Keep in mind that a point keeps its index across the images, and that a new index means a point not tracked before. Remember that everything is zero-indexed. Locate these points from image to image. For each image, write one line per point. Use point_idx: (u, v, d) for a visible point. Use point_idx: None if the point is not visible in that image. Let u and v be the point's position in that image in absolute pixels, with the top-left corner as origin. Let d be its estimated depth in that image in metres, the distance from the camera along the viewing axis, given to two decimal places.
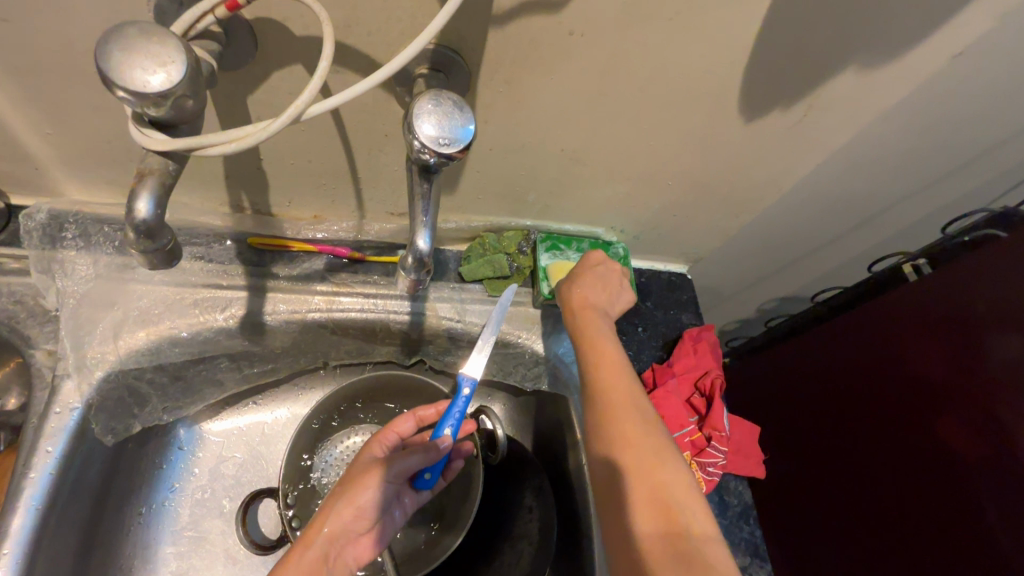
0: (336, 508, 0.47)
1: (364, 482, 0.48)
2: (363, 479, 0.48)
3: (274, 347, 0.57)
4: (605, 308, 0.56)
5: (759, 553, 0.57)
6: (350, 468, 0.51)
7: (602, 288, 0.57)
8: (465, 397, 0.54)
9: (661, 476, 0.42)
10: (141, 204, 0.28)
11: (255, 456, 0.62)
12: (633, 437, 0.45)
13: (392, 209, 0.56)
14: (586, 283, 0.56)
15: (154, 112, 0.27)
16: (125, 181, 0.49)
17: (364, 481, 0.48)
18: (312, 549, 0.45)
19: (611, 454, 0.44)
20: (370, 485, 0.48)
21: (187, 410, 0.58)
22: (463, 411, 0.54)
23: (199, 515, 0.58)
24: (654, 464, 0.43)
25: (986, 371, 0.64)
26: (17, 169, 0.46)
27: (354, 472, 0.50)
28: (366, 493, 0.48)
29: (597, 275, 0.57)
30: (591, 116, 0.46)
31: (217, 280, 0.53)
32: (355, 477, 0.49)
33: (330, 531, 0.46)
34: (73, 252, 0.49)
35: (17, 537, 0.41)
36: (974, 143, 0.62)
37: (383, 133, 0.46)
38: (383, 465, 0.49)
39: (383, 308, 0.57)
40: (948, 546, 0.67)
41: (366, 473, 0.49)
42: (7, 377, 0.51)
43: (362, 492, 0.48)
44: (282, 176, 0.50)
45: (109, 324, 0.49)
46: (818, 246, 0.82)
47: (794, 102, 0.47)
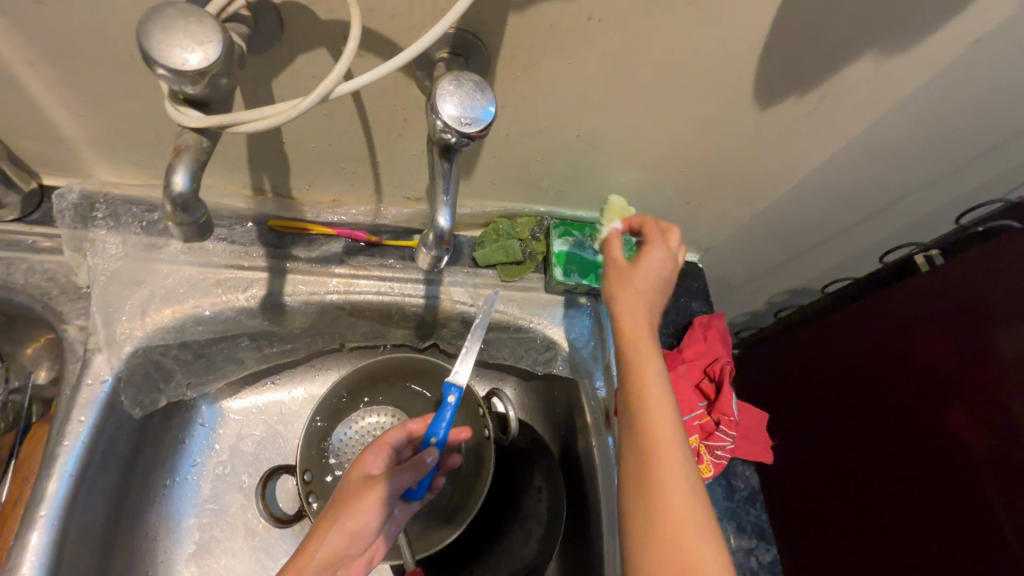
0: (332, 535, 0.45)
1: (363, 505, 0.46)
2: (360, 501, 0.46)
3: (293, 327, 0.59)
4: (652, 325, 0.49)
5: (765, 536, 0.58)
6: (344, 487, 0.49)
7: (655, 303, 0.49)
8: (450, 406, 0.55)
9: (690, 541, 0.37)
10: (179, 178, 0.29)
11: (273, 434, 0.64)
12: (677, 500, 0.39)
13: (409, 194, 0.57)
14: (641, 281, 0.48)
15: (190, 90, 0.29)
16: (152, 163, 0.50)
17: (362, 505, 0.46)
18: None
19: (648, 514, 0.39)
20: (370, 507, 0.46)
21: (209, 387, 0.60)
22: (450, 419, 0.56)
23: (220, 489, 0.60)
24: (676, 516, 0.38)
25: (996, 361, 0.64)
26: (50, 150, 0.48)
27: (349, 492, 0.48)
28: (365, 516, 0.46)
29: (650, 271, 0.49)
30: (607, 102, 0.47)
31: (239, 261, 0.54)
32: (351, 500, 0.47)
33: (325, 558, 0.44)
34: (103, 232, 0.51)
35: (52, 501, 0.43)
36: (992, 133, 0.62)
37: (402, 118, 0.47)
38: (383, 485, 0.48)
39: (398, 291, 0.58)
40: (953, 535, 0.68)
41: (363, 495, 0.47)
42: (39, 351, 0.53)
43: (361, 515, 0.46)
44: (303, 160, 0.51)
45: (137, 302, 0.51)
46: (831, 236, 0.82)
47: (809, 88, 0.48)
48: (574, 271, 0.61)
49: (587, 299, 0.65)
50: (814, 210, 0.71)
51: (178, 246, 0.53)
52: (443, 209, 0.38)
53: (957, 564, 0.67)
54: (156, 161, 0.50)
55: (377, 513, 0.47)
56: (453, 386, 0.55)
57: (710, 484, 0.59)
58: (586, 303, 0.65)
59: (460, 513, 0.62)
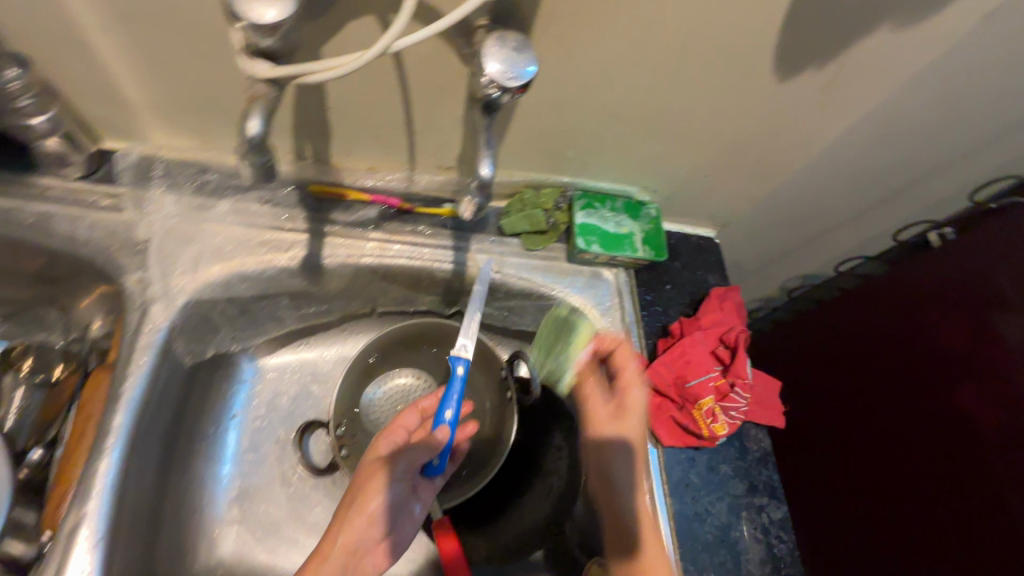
0: (345, 524, 0.51)
1: (367, 491, 0.52)
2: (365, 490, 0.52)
3: (330, 289, 0.62)
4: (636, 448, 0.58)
5: (777, 494, 0.61)
6: (359, 471, 0.55)
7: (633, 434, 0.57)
8: (460, 377, 0.59)
9: None
10: (253, 122, 0.33)
11: (308, 392, 0.67)
12: None
13: (440, 162, 0.60)
14: (625, 418, 0.56)
15: (265, 42, 0.32)
16: (205, 128, 0.54)
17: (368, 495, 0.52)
18: (329, 563, 0.49)
19: None
20: (374, 492, 0.52)
21: (252, 342, 0.64)
22: (461, 393, 0.59)
23: (258, 441, 0.64)
24: None
25: (1004, 336, 0.66)
26: (112, 114, 0.51)
27: (362, 476, 0.54)
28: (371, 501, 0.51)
29: (632, 405, 0.57)
30: (634, 72, 0.49)
31: (281, 224, 0.58)
32: (363, 485, 0.53)
33: (344, 542, 0.50)
34: (160, 191, 0.55)
35: (119, 432, 0.47)
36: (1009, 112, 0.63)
37: (440, 86, 0.49)
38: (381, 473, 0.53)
39: (428, 257, 0.62)
40: (958, 505, 0.70)
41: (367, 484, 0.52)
42: (95, 303, 0.57)
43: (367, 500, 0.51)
44: (343, 127, 0.54)
45: (190, 258, 0.54)
46: (846, 218, 0.83)
47: (827, 60, 0.50)
48: (592, 242, 0.64)
49: (608, 270, 0.68)
50: (830, 187, 0.73)
51: (225, 207, 0.56)
52: (486, 160, 0.40)
53: (961, 534, 0.69)
54: (208, 126, 0.53)
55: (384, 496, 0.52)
56: (459, 359, 0.60)
57: (724, 444, 0.62)
58: (607, 273, 0.68)
59: (484, 469, 0.65)
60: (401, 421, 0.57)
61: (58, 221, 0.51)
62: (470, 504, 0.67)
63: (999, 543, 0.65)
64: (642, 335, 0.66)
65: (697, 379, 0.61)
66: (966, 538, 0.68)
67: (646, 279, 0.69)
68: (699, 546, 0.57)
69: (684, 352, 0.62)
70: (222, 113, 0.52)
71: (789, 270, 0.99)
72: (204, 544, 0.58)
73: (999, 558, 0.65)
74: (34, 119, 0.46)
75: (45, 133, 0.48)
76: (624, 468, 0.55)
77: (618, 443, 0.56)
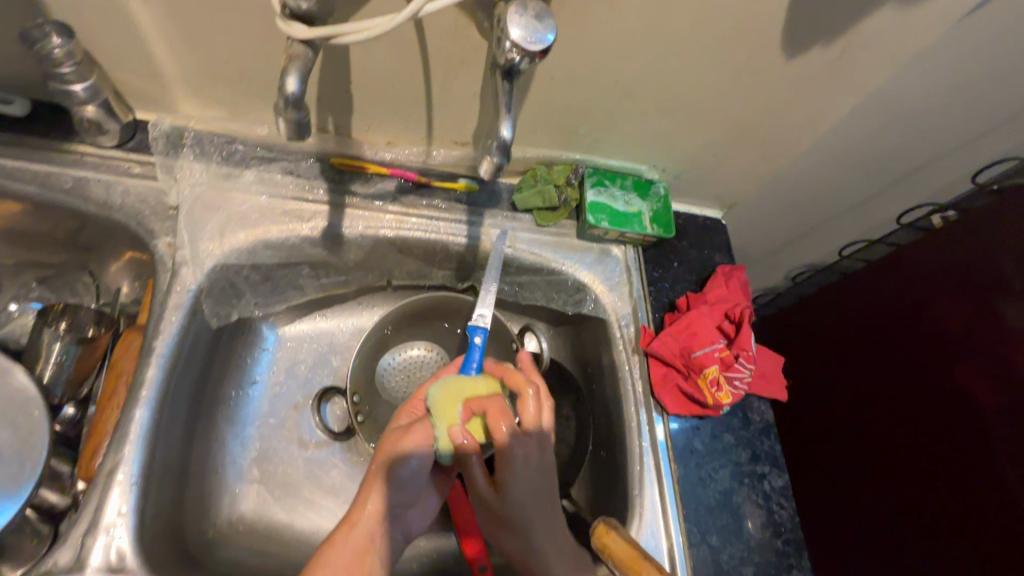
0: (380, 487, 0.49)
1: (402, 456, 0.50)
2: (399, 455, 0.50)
3: (348, 259, 0.65)
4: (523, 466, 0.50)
5: (778, 463, 0.63)
6: (384, 438, 0.52)
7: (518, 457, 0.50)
8: (478, 346, 0.59)
9: None
10: (290, 80, 0.35)
11: (325, 360, 0.70)
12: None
13: (457, 138, 0.62)
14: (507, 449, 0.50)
15: (303, 3, 0.35)
16: (233, 100, 0.56)
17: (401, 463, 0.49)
18: (360, 529, 0.47)
19: None
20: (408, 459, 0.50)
21: (274, 308, 0.66)
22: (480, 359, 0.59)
23: (277, 406, 0.66)
24: None
25: (1006, 314, 0.68)
26: (146, 84, 0.54)
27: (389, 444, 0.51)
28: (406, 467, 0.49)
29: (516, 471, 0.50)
30: (647, 49, 0.50)
31: (304, 195, 0.60)
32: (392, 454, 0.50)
33: (374, 510, 0.48)
34: (190, 159, 0.57)
35: (151, 385, 0.50)
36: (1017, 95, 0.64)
37: (460, 60, 0.51)
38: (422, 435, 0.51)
39: (443, 230, 0.64)
40: (957, 480, 0.71)
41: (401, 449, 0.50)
42: (128, 266, 0.61)
43: (402, 465, 0.49)
44: (365, 102, 0.56)
45: (216, 225, 0.57)
46: (853, 203, 0.85)
47: (835, 38, 0.51)
48: (602, 220, 0.65)
49: (616, 247, 0.70)
50: (835, 170, 0.75)
51: (251, 177, 0.59)
52: (505, 123, 0.42)
53: (961, 508, 0.70)
54: (236, 99, 0.55)
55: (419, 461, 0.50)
56: (478, 328, 0.60)
57: (728, 415, 0.64)
58: (616, 251, 0.70)
59: None
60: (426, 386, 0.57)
61: (93, 187, 0.54)
62: None
63: (998, 515, 0.66)
64: (650, 310, 0.68)
65: (703, 349, 0.62)
66: (965, 512, 0.70)
67: (653, 257, 0.71)
68: (702, 510, 0.59)
69: (690, 324, 0.64)
70: (250, 86, 0.54)
71: (795, 257, 1.00)
72: (226, 501, 0.60)
73: (997, 531, 0.66)
74: (75, 86, 0.48)
75: (85, 101, 0.50)
76: (522, 491, 0.50)
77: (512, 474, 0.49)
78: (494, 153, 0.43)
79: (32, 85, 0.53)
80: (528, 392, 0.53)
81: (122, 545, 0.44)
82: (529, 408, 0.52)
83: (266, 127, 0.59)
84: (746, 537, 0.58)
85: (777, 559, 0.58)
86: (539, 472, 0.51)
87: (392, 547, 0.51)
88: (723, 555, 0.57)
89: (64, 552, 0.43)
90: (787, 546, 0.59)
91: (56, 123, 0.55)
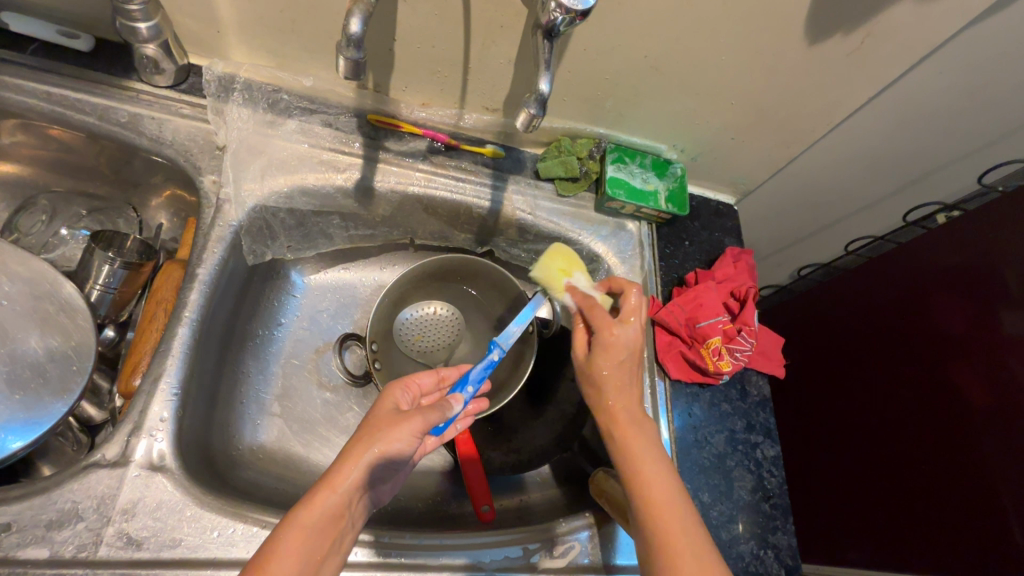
0: (366, 458, 0.44)
1: (392, 433, 0.46)
2: (390, 429, 0.46)
3: (377, 213, 0.68)
4: (614, 351, 0.54)
5: (771, 434, 0.66)
6: (372, 415, 0.48)
7: (617, 350, 0.54)
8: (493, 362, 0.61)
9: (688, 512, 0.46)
10: (354, 20, 0.40)
11: (346, 308, 0.74)
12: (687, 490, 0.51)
13: (488, 104, 0.64)
14: (617, 330, 0.55)
15: None
16: (279, 51, 0.59)
17: (393, 437, 0.45)
18: (338, 497, 0.43)
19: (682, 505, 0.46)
20: (400, 436, 0.46)
21: (304, 254, 0.70)
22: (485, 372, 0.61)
23: (300, 348, 0.70)
24: (685, 507, 0.46)
25: (1001, 317, 0.70)
26: (202, 29, 0.57)
27: (379, 419, 0.47)
28: (396, 444, 0.46)
29: (613, 351, 0.54)
30: (674, 27, 0.53)
31: (340, 147, 0.64)
32: (383, 426, 0.46)
33: (359, 479, 0.44)
34: (235, 105, 0.61)
35: (193, 309, 0.54)
36: None
37: (499, 25, 0.52)
38: (414, 418, 0.47)
39: (467, 192, 0.67)
40: (942, 466, 0.75)
41: (392, 425, 0.46)
42: (174, 200, 0.65)
43: (392, 442, 0.45)
44: (406, 62, 0.58)
45: (258, 169, 0.61)
46: (867, 202, 0.86)
47: (854, 27, 0.53)
48: (620, 194, 0.68)
49: (632, 221, 0.73)
50: (848, 166, 0.77)
51: (293, 126, 0.63)
52: (545, 78, 0.45)
53: (951, 494, 0.74)
54: (282, 49, 0.58)
55: (408, 441, 0.47)
56: (497, 344, 0.62)
57: (726, 385, 0.67)
58: (631, 225, 0.73)
59: (503, 392, 0.70)
60: (421, 379, 0.55)
61: (147, 123, 0.59)
62: (488, 420, 0.72)
63: (984, 505, 0.70)
64: (659, 283, 0.71)
65: (707, 320, 0.65)
66: (955, 499, 0.74)
67: (666, 235, 0.74)
68: (696, 469, 0.62)
69: (697, 296, 0.67)
70: (299, 39, 0.57)
71: (803, 252, 1.03)
72: (249, 429, 0.63)
73: (983, 518, 0.70)
74: (140, 24, 0.52)
75: (148, 39, 0.53)
76: (602, 362, 0.54)
77: (601, 348, 0.55)
78: (532, 105, 0.46)
79: (97, 22, 0.58)
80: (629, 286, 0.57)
81: (162, 447, 0.49)
82: (630, 299, 0.56)
83: (310, 79, 0.62)
84: (735, 497, 0.62)
85: (763, 520, 0.61)
86: (626, 353, 0.54)
87: (362, 516, 0.47)
88: (713, 512, 0.61)
89: (110, 448, 0.48)
90: (774, 510, 0.62)
91: (117, 61, 0.60)
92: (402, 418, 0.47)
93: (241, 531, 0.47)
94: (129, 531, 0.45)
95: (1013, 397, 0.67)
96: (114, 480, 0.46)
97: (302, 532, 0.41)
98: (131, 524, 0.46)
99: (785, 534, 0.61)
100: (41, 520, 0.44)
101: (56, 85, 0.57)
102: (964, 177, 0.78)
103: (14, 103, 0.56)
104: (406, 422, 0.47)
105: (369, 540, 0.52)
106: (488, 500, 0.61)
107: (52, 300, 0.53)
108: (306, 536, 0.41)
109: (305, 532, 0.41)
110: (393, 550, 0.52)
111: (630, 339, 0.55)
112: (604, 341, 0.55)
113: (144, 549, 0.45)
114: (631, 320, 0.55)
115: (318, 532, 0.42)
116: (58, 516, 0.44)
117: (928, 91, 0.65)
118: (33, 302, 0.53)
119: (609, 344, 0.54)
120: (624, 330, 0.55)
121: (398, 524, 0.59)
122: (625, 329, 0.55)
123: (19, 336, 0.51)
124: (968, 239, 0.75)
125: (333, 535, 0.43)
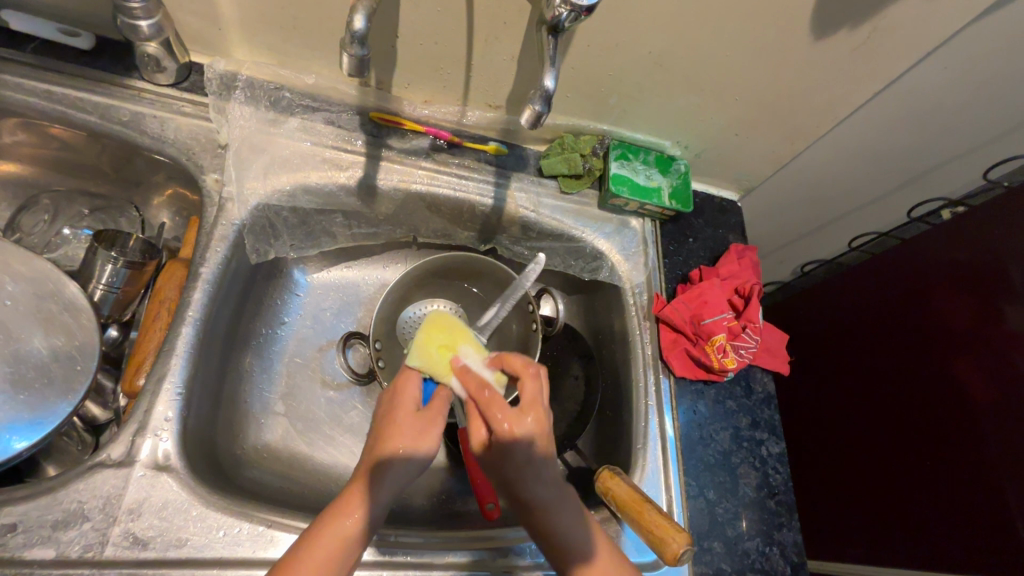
0: (400, 466, 0.44)
1: (421, 441, 0.45)
2: (419, 437, 0.45)
3: (380, 212, 0.68)
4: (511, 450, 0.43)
5: (776, 430, 0.66)
6: (396, 418, 0.46)
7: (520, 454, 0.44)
8: None
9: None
10: (358, 16, 0.40)
11: (350, 307, 0.74)
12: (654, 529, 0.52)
13: (491, 101, 0.64)
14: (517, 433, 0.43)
15: None
16: (280, 48, 0.58)
17: (425, 437, 0.45)
18: (373, 506, 0.43)
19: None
20: (427, 443, 0.45)
21: (307, 253, 0.69)
22: None
23: (303, 347, 0.70)
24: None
25: (1003, 312, 0.70)
26: (203, 26, 0.57)
27: (403, 424, 0.46)
28: (426, 452, 0.45)
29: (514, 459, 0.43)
30: (677, 23, 0.52)
31: (343, 145, 0.64)
32: (411, 434, 0.45)
33: (391, 488, 0.44)
34: (237, 103, 0.61)
35: (197, 308, 0.54)
36: None
37: (502, 22, 0.52)
38: (439, 424, 0.47)
39: (470, 190, 0.66)
40: (948, 463, 0.75)
41: (418, 433, 0.45)
42: (176, 198, 0.65)
43: (422, 450, 0.45)
44: (408, 59, 0.58)
45: (261, 167, 0.61)
46: (870, 199, 0.86)
47: (860, 23, 0.53)
48: (624, 191, 0.68)
49: (635, 219, 0.73)
50: (852, 161, 0.77)
51: (295, 124, 0.63)
52: (550, 73, 0.45)
53: (956, 489, 0.74)
54: (285, 47, 0.58)
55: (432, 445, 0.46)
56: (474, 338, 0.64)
57: (731, 382, 0.67)
58: (634, 222, 0.73)
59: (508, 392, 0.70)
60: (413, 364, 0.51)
61: (149, 122, 0.58)
62: None
63: (987, 502, 0.70)
64: (663, 280, 0.71)
65: (713, 317, 0.65)
66: (960, 496, 0.73)
67: (670, 233, 0.74)
68: (701, 466, 0.62)
69: (702, 293, 0.66)
70: (300, 36, 0.56)
71: (807, 248, 1.02)
72: (255, 428, 0.63)
73: (987, 516, 0.70)
74: (141, 22, 0.51)
75: (149, 37, 0.53)
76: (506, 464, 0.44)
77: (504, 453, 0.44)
78: (537, 101, 0.46)
79: (98, 20, 0.57)
80: (526, 374, 0.49)
81: (167, 447, 0.49)
82: (526, 388, 0.47)
83: (312, 77, 0.62)
84: (740, 494, 0.62)
85: (768, 517, 0.61)
86: (532, 450, 0.44)
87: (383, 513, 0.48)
88: (718, 509, 0.61)
89: (115, 448, 0.48)
90: (779, 507, 0.62)
91: (118, 59, 0.59)
92: (423, 422, 0.46)
93: (247, 530, 0.47)
94: (135, 531, 0.45)
95: (1017, 392, 0.67)
96: (120, 480, 0.46)
97: (339, 543, 0.42)
98: (137, 524, 0.45)
99: (790, 531, 0.61)
100: (47, 520, 0.44)
101: (58, 84, 0.56)
102: (969, 173, 0.78)
103: (14, 102, 0.55)
104: (431, 427, 0.46)
105: (372, 538, 0.52)
106: (493, 498, 0.57)
107: (55, 299, 0.53)
108: (342, 547, 0.42)
109: (342, 534, 0.42)
110: (395, 549, 0.52)
111: (535, 434, 0.44)
112: (504, 444, 0.43)
113: (150, 548, 0.45)
114: (531, 411, 0.45)
115: (353, 542, 0.42)
116: (64, 517, 0.44)
117: (933, 85, 0.64)
118: (37, 302, 0.52)
119: (509, 450, 0.43)
120: (522, 428, 0.44)
121: (402, 523, 0.59)
122: (524, 425, 0.44)
123: (23, 336, 0.51)
124: (974, 235, 0.75)
125: (366, 540, 0.44)
